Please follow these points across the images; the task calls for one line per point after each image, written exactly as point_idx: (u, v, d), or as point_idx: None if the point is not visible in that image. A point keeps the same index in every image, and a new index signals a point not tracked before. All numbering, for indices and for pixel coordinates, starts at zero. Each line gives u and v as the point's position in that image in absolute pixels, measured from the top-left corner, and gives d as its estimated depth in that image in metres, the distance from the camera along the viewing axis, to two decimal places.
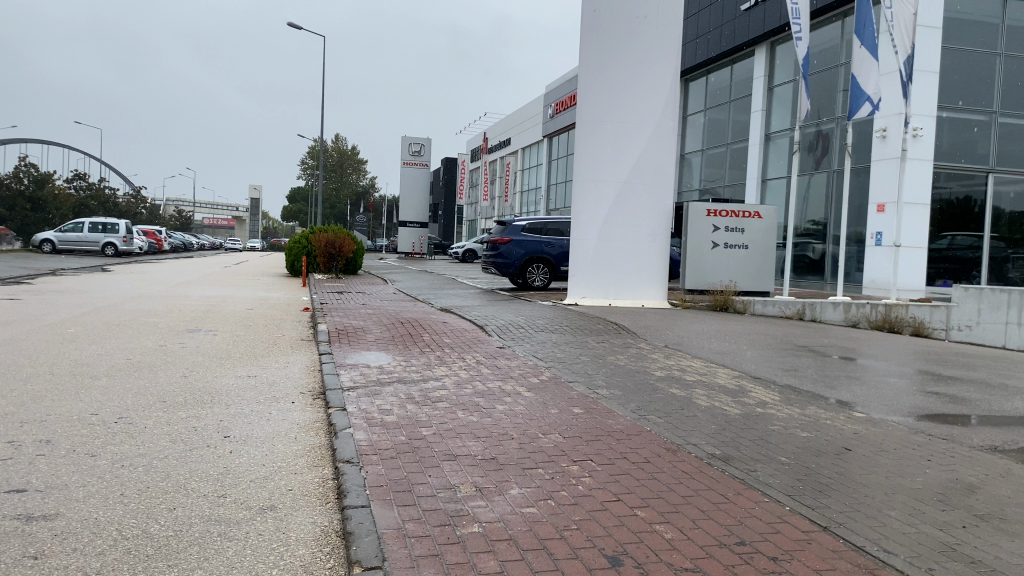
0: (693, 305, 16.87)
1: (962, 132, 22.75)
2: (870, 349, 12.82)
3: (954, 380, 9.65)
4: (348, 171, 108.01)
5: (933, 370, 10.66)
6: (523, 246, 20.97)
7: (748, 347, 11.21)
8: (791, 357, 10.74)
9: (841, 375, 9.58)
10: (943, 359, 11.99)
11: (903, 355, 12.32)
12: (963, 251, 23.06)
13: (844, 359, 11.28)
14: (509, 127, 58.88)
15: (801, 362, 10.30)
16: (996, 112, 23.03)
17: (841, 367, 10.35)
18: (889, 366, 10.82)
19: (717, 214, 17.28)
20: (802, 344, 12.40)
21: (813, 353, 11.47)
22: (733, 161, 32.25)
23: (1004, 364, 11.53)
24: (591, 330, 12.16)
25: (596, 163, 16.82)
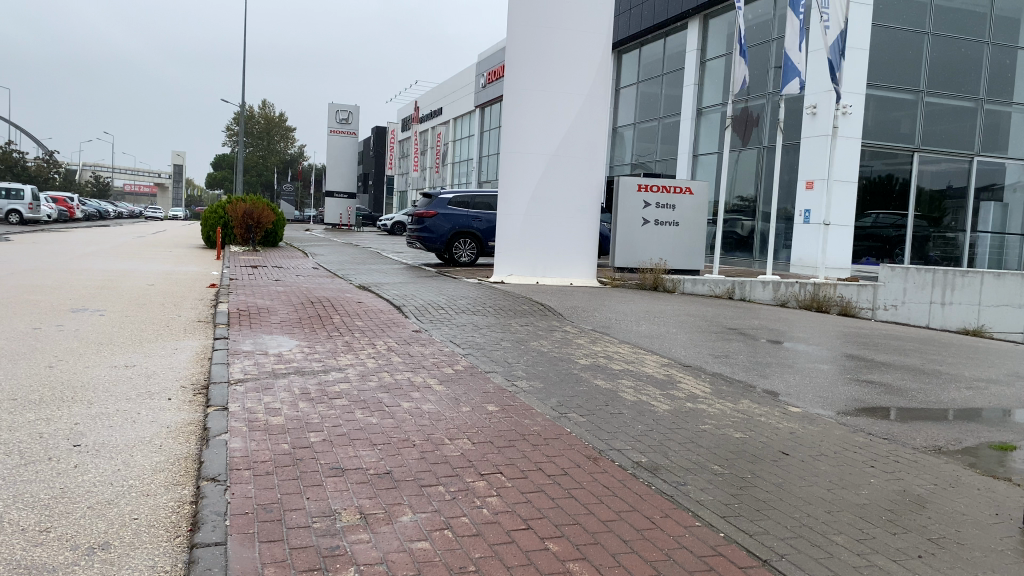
0: (622, 284, 16.36)
1: (888, 112, 22.79)
2: (801, 332, 12.46)
3: (887, 367, 9.30)
4: (275, 138, 104.72)
5: (863, 354, 10.32)
6: (449, 220, 20.16)
7: (677, 331, 10.70)
8: (721, 341, 10.26)
9: (773, 361, 9.12)
10: (872, 342, 11.69)
11: (833, 338, 12.01)
12: (886, 229, 23.20)
13: (774, 343, 10.87)
14: (441, 96, 57.55)
15: (732, 347, 9.83)
16: (923, 92, 23.07)
17: (772, 352, 9.92)
18: (820, 351, 10.44)
19: (648, 189, 16.75)
20: (732, 326, 11.97)
21: (744, 336, 11.05)
22: (665, 136, 31.95)
23: (933, 348, 11.31)
24: (515, 311, 11.49)
25: (524, 134, 16.09)
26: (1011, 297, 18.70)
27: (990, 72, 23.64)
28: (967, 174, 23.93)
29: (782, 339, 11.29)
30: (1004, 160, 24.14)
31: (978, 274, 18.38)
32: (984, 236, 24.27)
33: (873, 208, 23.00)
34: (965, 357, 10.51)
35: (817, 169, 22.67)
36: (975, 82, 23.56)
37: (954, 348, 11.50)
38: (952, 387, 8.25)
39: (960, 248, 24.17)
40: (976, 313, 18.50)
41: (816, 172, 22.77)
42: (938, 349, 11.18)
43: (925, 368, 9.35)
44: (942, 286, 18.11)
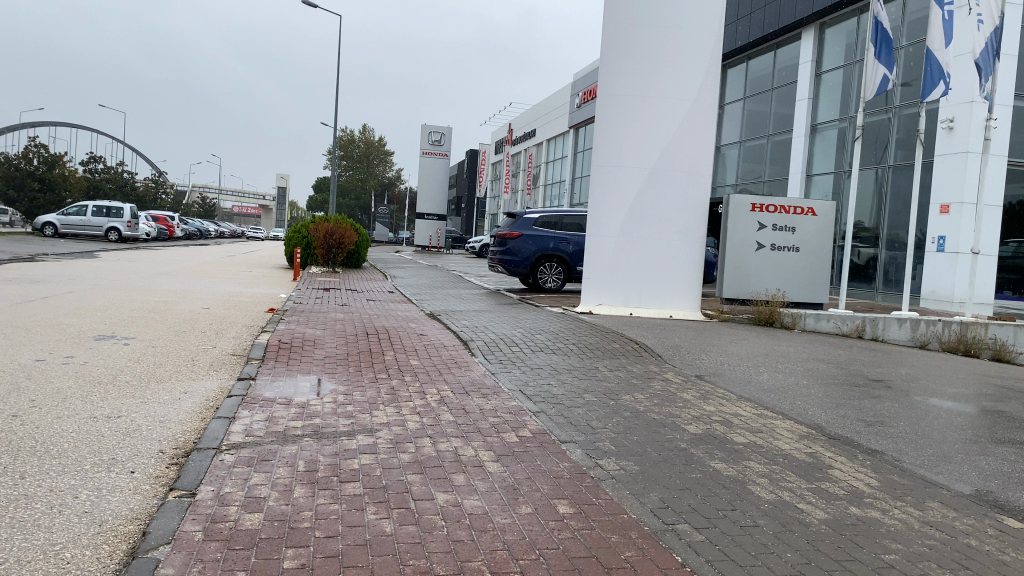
0: (731, 318, 14.17)
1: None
2: (961, 384, 10.14)
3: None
4: (374, 162, 106.00)
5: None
6: (534, 242, 18.38)
7: (810, 387, 8.57)
8: (868, 400, 8.06)
9: (948, 434, 6.87)
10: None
11: (1004, 396, 9.54)
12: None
13: (937, 402, 8.53)
14: (535, 117, 56.28)
15: (884, 410, 7.61)
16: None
17: (938, 416, 7.63)
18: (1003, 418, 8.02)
19: (763, 210, 14.54)
20: (878, 376, 9.72)
21: (891, 391, 8.76)
22: (774, 156, 29.38)
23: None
24: (604, 351, 9.53)
25: (619, 146, 14.23)
26: None
27: None
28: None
29: (943, 397, 8.95)
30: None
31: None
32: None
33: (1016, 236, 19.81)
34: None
35: (956, 190, 19.85)
36: None
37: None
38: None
39: None
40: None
41: (952, 193, 19.98)
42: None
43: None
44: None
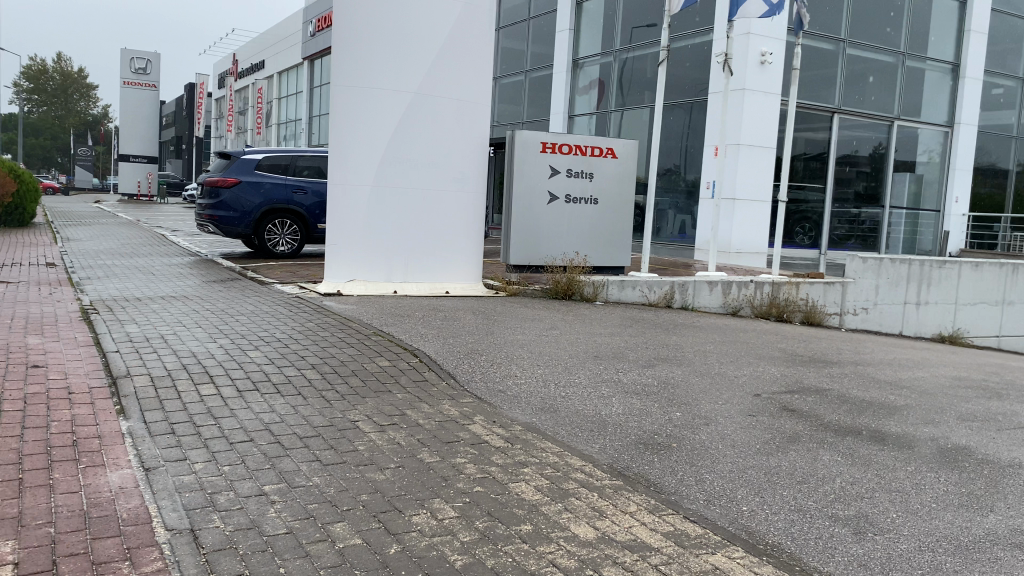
0: (520, 290, 10.81)
1: (863, 72, 17.01)
2: (855, 367, 7.52)
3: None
4: (73, 96, 90.95)
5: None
6: (258, 191, 13.92)
7: (703, 426, 5.27)
8: (801, 444, 4.94)
9: (1005, 521, 3.85)
10: (1001, 399, 6.80)
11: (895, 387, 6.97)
12: (854, 208, 17.29)
13: (882, 424, 5.54)
14: (262, 48, 49.60)
15: (851, 472, 4.48)
16: (902, 55, 17.46)
17: (935, 467, 4.66)
18: (998, 444, 5.23)
19: (555, 151, 11.34)
20: (761, 379, 6.71)
21: (812, 412, 5.73)
22: (532, 95, 26.60)
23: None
24: (364, 381, 5.70)
25: (369, 59, 10.16)
26: (1009, 293, 13.89)
27: (974, 31, 18.15)
28: (942, 153, 18.53)
29: (876, 404, 6.08)
30: (1009, 140, 19.27)
31: (956, 263, 13.25)
32: (953, 208, 18.52)
33: (837, 191, 17.05)
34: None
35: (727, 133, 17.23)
36: (946, 41, 18.13)
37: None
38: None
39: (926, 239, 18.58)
40: (952, 314, 13.31)
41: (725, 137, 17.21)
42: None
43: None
44: (918, 281, 12.87)
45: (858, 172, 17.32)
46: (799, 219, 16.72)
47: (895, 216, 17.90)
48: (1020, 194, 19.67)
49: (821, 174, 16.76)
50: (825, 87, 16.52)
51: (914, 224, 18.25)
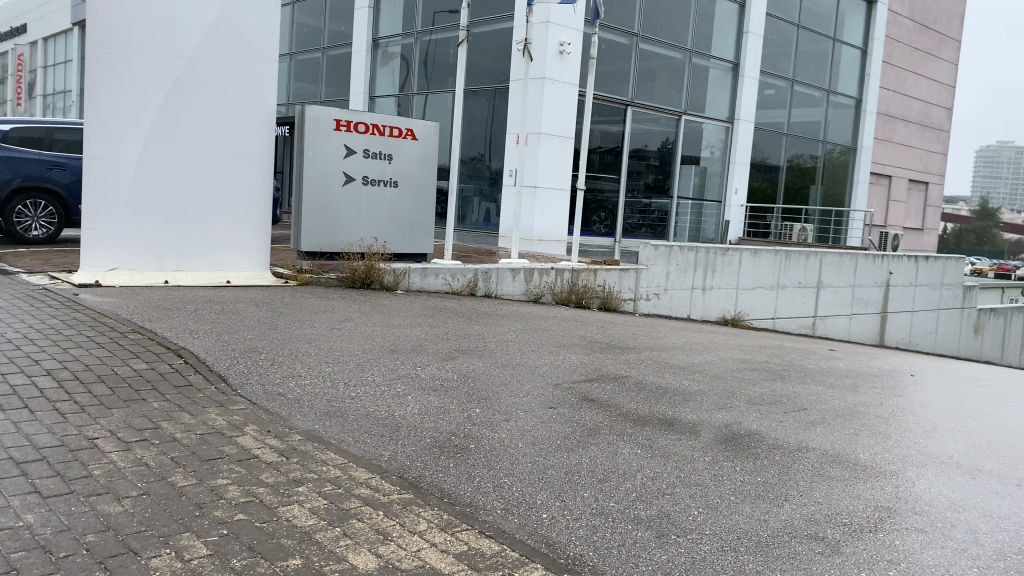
0: (313, 280, 9.94)
1: (653, 66, 17.65)
2: (651, 353, 7.42)
3: (990, 482, 4.44)
4: None
5: (855, 425, 5.45)
6: (5, 166, 12.11)
7: (504, 422, 4.70)
8: (602, 436, 4.58)
9: (801, 511, 3.74)
10: (784, 380, 6.98)
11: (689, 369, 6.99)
12: (645, 198, 17.92)
13: (679, 412, 5.37)
14: (23, 10, 44.22)
15: (652, 466, 4.18)
16: (689, 51, 18.28)
17: (730, 457, 4.50)
18: (787, 428, 5.21)
19: (351, 129, 10.32)
20: (562, 368, 6.30)
21: (612, 401, 5.43)
22: (331, 74, 25.36)
23: (897, 397, 6.78)
24: (113, 387, 4.85)
25: (134, 17, 8.98)
26: (782, 278, 14.89)
27: (752, 32, 19.36)
28: (723, 147, 19.65)
29: (673, 391, 5.93)
30: (780, 137, 20.81)
31: (737, 251, 13.97)
32: (733, 199, 19.73)
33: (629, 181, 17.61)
34: (977, 419, 6.17)
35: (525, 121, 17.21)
36: (728, 41, 19.22)
37: (900, 389, 7.27)
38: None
39: (710, 228, 19.66)
40: (734, 299, 14.07)
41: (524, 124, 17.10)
42: (908, 399, 6.75)
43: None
44: (704, 267, 13.46)
45: (649, 163, 17.99)
46: (596, 208, 17.15)
47: (682, 206, 18.78)
48: (789, 187, 21.31)
49: (615, 165, 17.21)
50: (618, 79, 16.96)
51: (699, 214, 19.26)
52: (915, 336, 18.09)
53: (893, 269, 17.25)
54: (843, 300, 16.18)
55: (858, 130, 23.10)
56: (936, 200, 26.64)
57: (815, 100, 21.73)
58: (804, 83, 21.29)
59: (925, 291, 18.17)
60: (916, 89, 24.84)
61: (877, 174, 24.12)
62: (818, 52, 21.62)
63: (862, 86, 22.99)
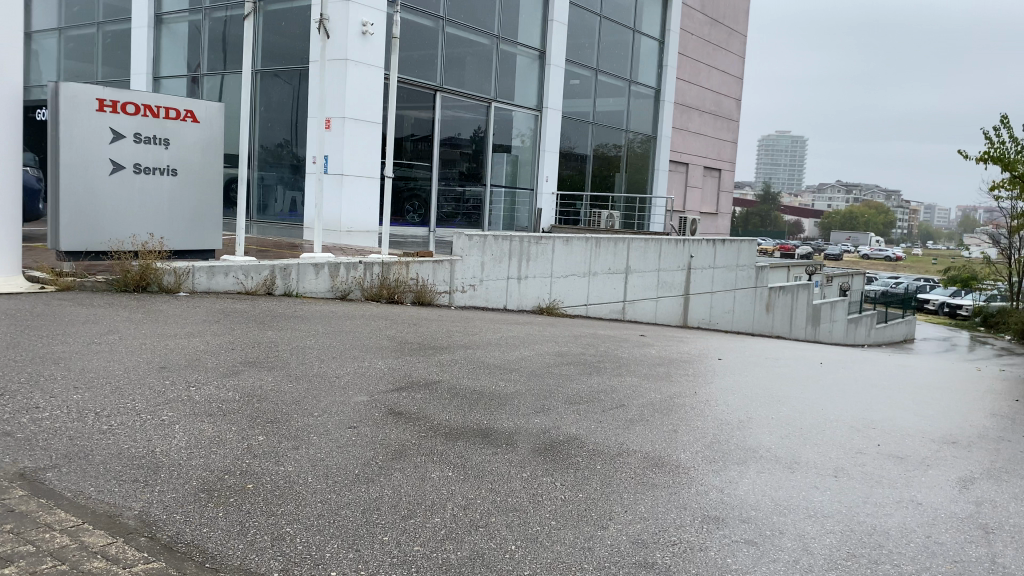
0: (76, 283, 8.53)
1: (460, 52, 17.23)
2: (465, 351, 6.88)
3: (808, 475, 4.30)
4: None
5: (673, 420, 5.21)
6: None
7: (292, 451, 4.00)
8: (407, 459, 3.97)
9: (627, 533, 3.33)
10: (601, 373, 6.71)
11: (505, 367, 6.53)
12: (459, 186, 17.52)
13: (494, 419, 4.83)
14: None
15: (463, 492, 3.64)
16: (496, 37, 18.02)
17: (549, 468, 4.02)
18: (607, 428, 4.84)
19: (118, 110, 9.04)
20: (366, 378, 5.58)
21: (423, 414, 4.82)
22: (105, 53, 22.31)
23: (709, 385, 6.70)
24: None
25: None
26: (593, 264, 14.93)
27: (557, 21, 19.44)
28: (534, 135, 19.62)
29: (489, 395, 5.39)
30: (587, 125, 21.11)
31: (550, 239, 13.78)
32: (545, 186, 19.75)
33: (442, 168, 17.07)
34: (785, 404, 6.18)
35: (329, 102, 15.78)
36: (534, 29, 19.15)
37: (710, 376, 7.23)
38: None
39: (524, 216, 19.54)
40: (548, 287, 13.89)
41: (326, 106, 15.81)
42: (719, 386, 6.69)
43: (859, 463, 4.60)
44: (518, 256, 13.16)
45: (460, 151, 17.56)
46: (408, 198, 16.49)
47: (495, 194, 18.54)
48: (596, 175, 21.70)
49: (426, 153, 16.65)
50: (425, 64, 16.37)
51: (512, 202, 19.10)
52: (715, 315, 18.98)
53: (694, 253, 17.91)
54: (649, 284, 16.60)
55: (658, 119, 23.93)
56: (728, 186, 28.24)
57: (617, 89, 22.24)
58: (608, 73, 21.71)
59: (723, 273, 19.05)
60: (708, 82, 26.10)
61: (675, 162, 25.17)
62: (619, 44, 22.13)
63: (661, 77, 23.83)
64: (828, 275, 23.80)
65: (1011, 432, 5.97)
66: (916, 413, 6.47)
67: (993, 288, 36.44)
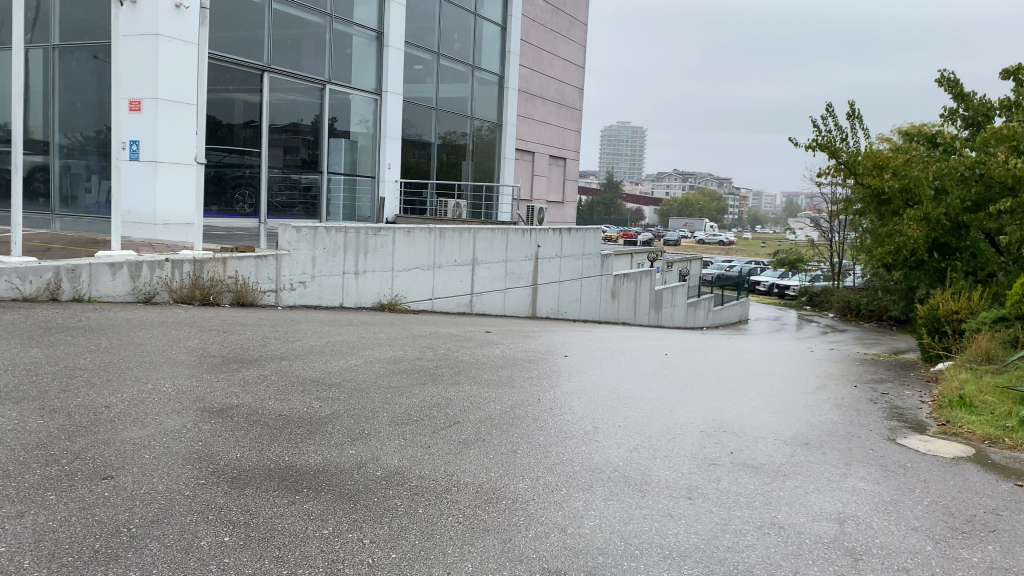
0: None
1: (290, 30, 15.94)
2: (279, 363, 5.95)
3: (660, 499, 3.76)
4: None
5: (513, 434, 4.56)
6: None
7: (13, 522, 3.03)
8: (172, 522, 3.11)
9: None
10: (437, 381, 5.99)
11: (328, 378, 5.66)
12: (293, 173, 16.28)
13: (297, 454, 3.99)
14: None
15: (239, 566, 2.82)
16: (329, 16, 16.81)
17: (358, 519, 3.27)
18: (436, 451, 4.11)
19: None
20: (146, 406, 4.59)
21: (210, 453, 3.92)
22: None
23: (554, 388, 6.12)
24: None
25: None
26: (437, 256, 14.15)
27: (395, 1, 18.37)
28: (375, 120, 18.46)
29: (299, 419, 4.53)
30: (429, 111, 20.26)
31: (390, 230, 12.89)
32: (386, 174, 18.63)
33: (274, 155, 15.82)
34: (635, 407, 5.68)
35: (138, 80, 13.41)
36: (371, 8, 18.02)
37: (556, 377, 6.68)
38: (922, 569, 3.22)
39: (366, 206, 18.46)
40: (389, 281, 13.00)
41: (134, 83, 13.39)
42: (565, 389, 6.12)
43: (714, 478, 4.13)
44: (354, 249, 12.19)
45: (292, 137, 16.25)
46: (237, 184, 15.14)
47: (333, 183, 17.36)
48: (440, 162, 20.92)
49: (256, 139, 15.32)
50: (249, 42, 15.00)
51: (352, 190, 17.96)
52: (563, 304, 18.73)
53: (540, 242, 17.54)
54: (496, 275, 16.05)
55: (502, 106, 23.44)
56: (573, 174, 28.27)
57: (460, 75, 21.53)
58: (450, 57, 20.94)
59: (569, 262, 18.82)
60: (551, 69, 25.89)
61: (521, 150, 24.83)
62: (461, 28, 21.41)
63: (504, 63, 23.31)
64: (671, 262, 24.22)
65: (860, 426, 5.76)
66: (766, 409, 6.18)
67: (816, 269, 38.67)
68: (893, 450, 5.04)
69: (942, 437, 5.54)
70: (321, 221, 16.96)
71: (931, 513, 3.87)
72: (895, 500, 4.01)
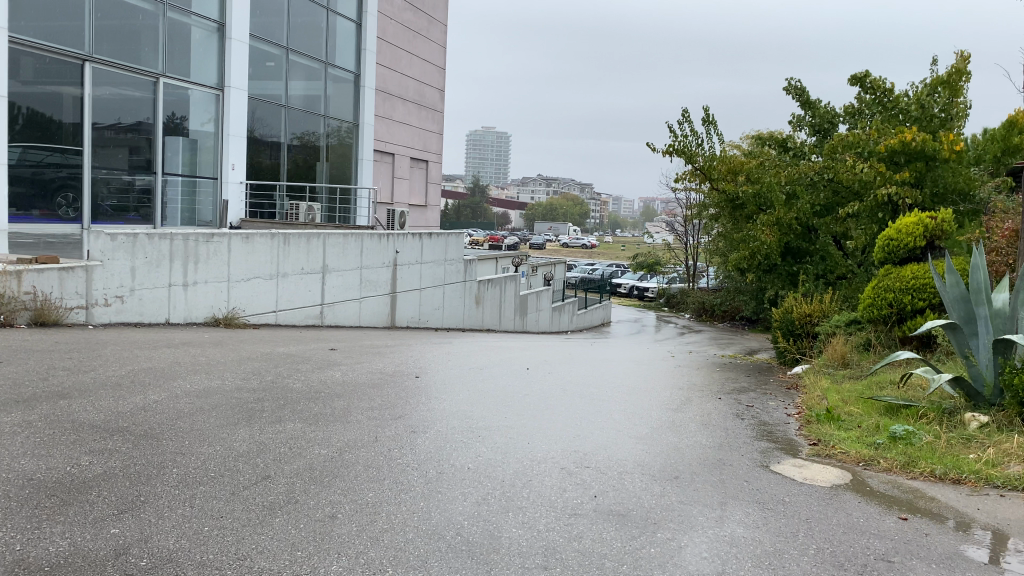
0: None
1: (116, 15, 13.98)
2: (57, 404, 4.86)
3: (510, 573, 3.04)
4: None
5: (334, 490, 3.73)
6: None
7: None
8: None
9: None
10: (257, 417, 5.07)
11: (117, 420, 4.64)
12: (122, 174, 14.33)
13: (35, 541, 2.98)
14: None
15: None
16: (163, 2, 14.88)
17: None
18: (227, 525, 3.23)
19: None
20: None
21: None
22: None
23: (396, 420, 5.32)
24: None
25: None
26: (281, 265, 13.02)
27: None
28: (217, 117, 16.57)
29: (52, 485, 3.50)
30: (278, 108, 18.89)
31: (224, 236, 11.67)
32: (230, 175, 16.69)
33: (98, 153, 13.82)
34: (487, 440, 4.98)
35: None
36: None
37: (401, 405, 5.89)
38: None
39: (208, 211, 16.46)
40: (224, 293, 11.77)
41: None
42: (410, 421, 5.34)
43: (576, 537, 3.45)
44: (182, 258, 10.92)
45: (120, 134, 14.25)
46: (62, 187, 13.36)
47: (169, 185, 15.39)
48: (291, 164, 19.60)
49: (75, 135, 13.36)
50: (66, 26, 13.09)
51: (191, 193, 15.98)
52: (423, 313, 17.89)
53: (399, 248, 16.63)
54: (350, 283, 15.03)
55: (358, 105, 22.34)
56: (435, 177, 27.45)
57: (312, 72, 20.25)
58: (300, 53, 19.62)
59: (430, 268, 18.00)
60: (410, 69, 25.01)
61: (379, 152, 23.80)
62: (312, 22, 20.10)
63: (359, 61, 22.20)
64: (534, 267, 23.90)
65: (731, 450, 5.30)
66: (630, 433, 5.63)
67: (672, 271, 39.66)
68: (768, 480, 4.56)
69: (815, 460, 5.14)
70: (154, 228, 14.96)
71: (818, 564, 3.36)
72: (778, 551, 3.48)
